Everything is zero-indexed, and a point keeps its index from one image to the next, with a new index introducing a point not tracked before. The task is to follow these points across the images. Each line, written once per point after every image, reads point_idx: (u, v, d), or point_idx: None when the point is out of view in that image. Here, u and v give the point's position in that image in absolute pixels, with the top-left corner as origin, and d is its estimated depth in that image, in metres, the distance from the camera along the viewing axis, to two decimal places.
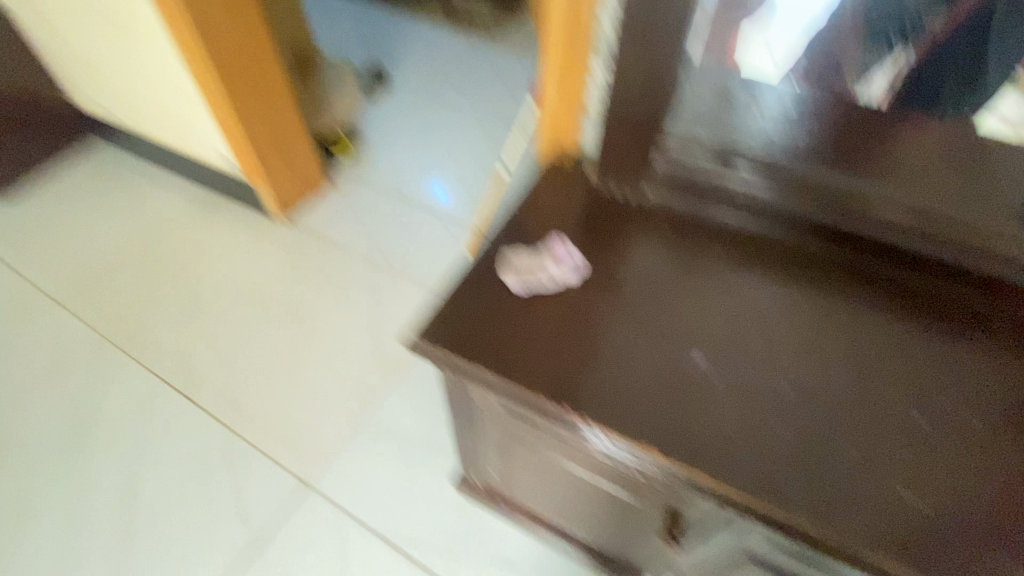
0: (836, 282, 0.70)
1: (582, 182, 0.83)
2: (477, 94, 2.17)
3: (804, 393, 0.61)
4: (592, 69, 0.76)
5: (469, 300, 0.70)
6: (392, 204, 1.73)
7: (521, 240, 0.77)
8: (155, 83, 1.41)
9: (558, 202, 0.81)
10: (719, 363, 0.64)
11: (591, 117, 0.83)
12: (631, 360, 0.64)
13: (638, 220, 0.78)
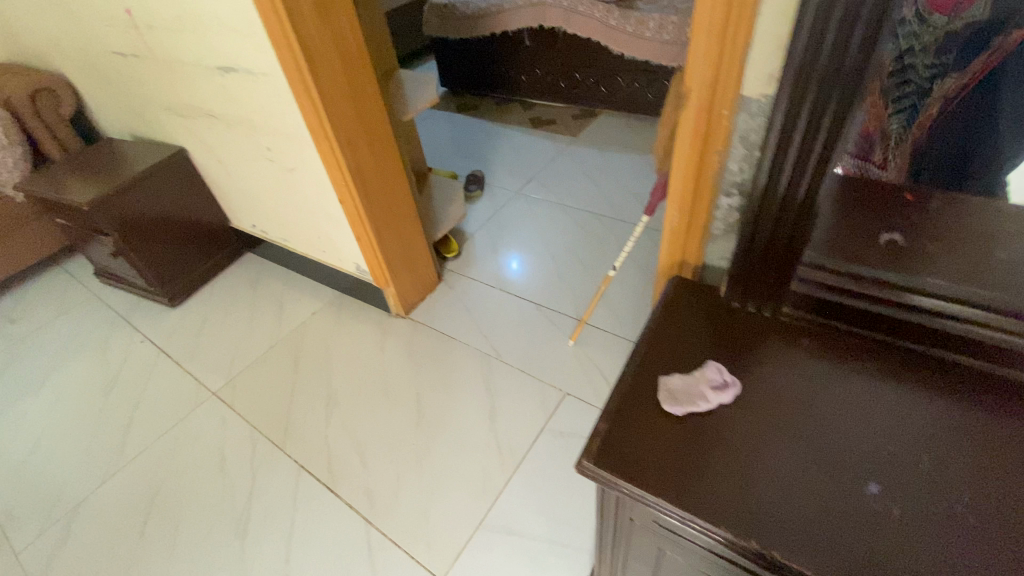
0: (1006, 401, 0.66)
1: (709, 295, 0.87)
2: (568, 193, 2.37)
3: (1000, 528, 0.57)
4: (719, 203, 0.84)
5: (623, 419, 0.72)
6: (497, 298, 1.88)
7: (664, 356, 0.79)
8: (306, 207, 1.67)
9: (690, 316, 0.85)
10: (889, 488, 0.61)
11: (716, 240, 0.90)
12: (790, 482, 0.63)
13: (772, 333, 0.80)
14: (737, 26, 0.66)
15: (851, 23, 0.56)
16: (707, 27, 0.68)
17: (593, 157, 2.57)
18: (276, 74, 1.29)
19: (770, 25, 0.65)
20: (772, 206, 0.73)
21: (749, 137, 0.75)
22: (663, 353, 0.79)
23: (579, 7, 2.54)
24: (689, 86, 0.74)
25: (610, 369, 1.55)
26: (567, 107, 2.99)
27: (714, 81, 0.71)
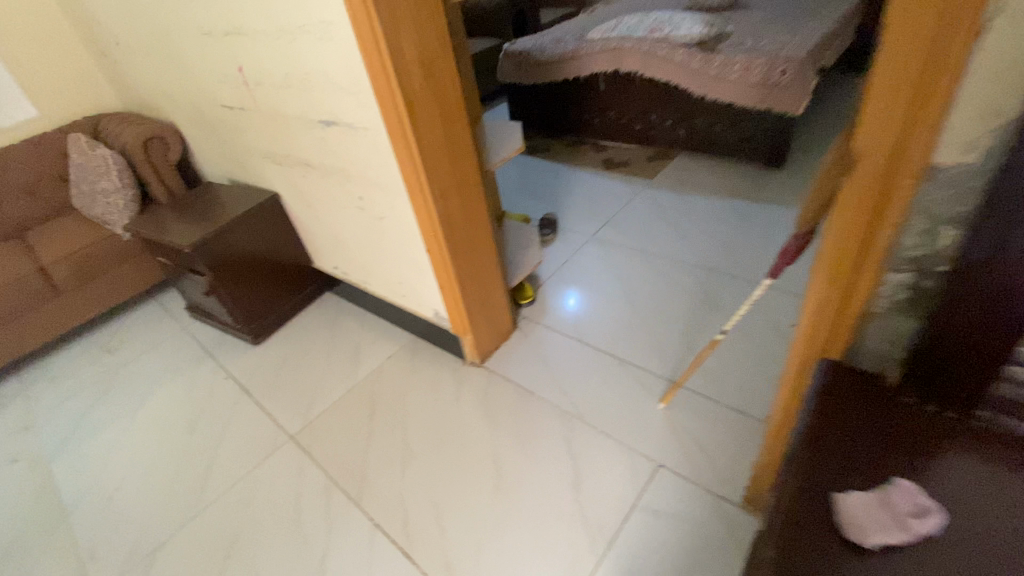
0: None
1: (875, 385, 0.75)
2: (647, 236, 2.28)
3: None
4: (885, 277, 0.73)
5: (792, 546, 0.61)
6: (576, 349, 1.79)
7: (831, 459, 0.68)
8: (391, 254, 1.67)
9: (855, 410, 0.73)
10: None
11: (875, 316, 0.78)
12: None
13: (969, 442, 0.66)
14: (933, 88, 0.57)
15: None
16: (890, 90, 0.60)
17: (672, 201, 2.47)
18: (377, 128, 1.30)
19: (979, 87, 0.55)
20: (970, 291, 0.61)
21: (930, 209, 0.65)
22: (830, 454, 0.68)
23: (659, 51, 2.50)
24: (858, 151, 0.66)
25: (707, 437, 1.40)
26: (642, 150, 2.91)
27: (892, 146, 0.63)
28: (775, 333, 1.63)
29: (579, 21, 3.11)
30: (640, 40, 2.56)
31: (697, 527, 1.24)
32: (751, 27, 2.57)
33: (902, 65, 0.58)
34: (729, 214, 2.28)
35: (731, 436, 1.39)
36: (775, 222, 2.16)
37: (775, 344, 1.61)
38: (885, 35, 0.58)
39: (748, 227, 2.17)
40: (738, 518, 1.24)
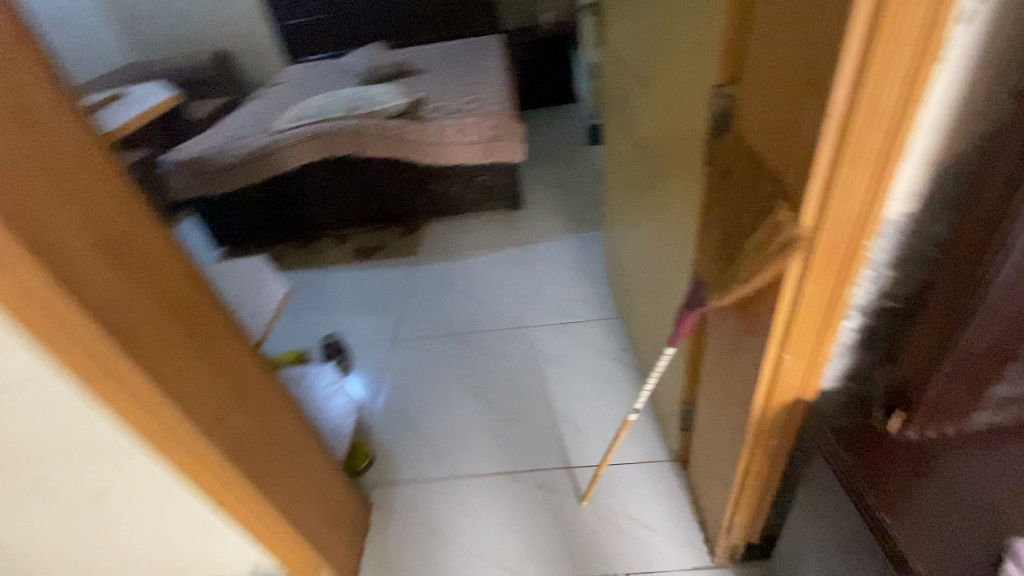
0: None
1: (877, 436, 0.66)
2: (445, 311, 2.04)
3: None
4: (841, 329, 0.65)
5: None
6: (455, 488, 1.44)
7: (933, 551, 0.55)
8: (137, 535, 0.99)
9: (882, 473, 0.62)
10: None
11: (831, 358, 0.70)
12: None
13: (991, 453, 0.61)
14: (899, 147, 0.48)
15: None
16: (853, 162, 0.49)
17: (447, 269, 2.28)
18: (34, 380, 0.70)
19: (920, 145, 0.49)
20: (968, 341, 0.54)
21: (882, 260, 0.59)
22: (923, 541, 0.56)
23: (368, 128, 2.27)
24: (817, 225, 0.55)
25: (644, 513, 1.28)
26: (387, 227, 2.64)
27: (855, 212, 0.53)
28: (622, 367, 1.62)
29: (252, 110, 2.63)
30: (340, 119, 2.30)
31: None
32: (437, 83, 2.56)
33: (866, 132, 0.47)
34: (508, 262, 2.21)
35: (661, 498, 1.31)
36: (551, 254, 2.18)
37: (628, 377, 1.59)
38: (834, 104, 0.47)
39: (532, 268, 2.13)
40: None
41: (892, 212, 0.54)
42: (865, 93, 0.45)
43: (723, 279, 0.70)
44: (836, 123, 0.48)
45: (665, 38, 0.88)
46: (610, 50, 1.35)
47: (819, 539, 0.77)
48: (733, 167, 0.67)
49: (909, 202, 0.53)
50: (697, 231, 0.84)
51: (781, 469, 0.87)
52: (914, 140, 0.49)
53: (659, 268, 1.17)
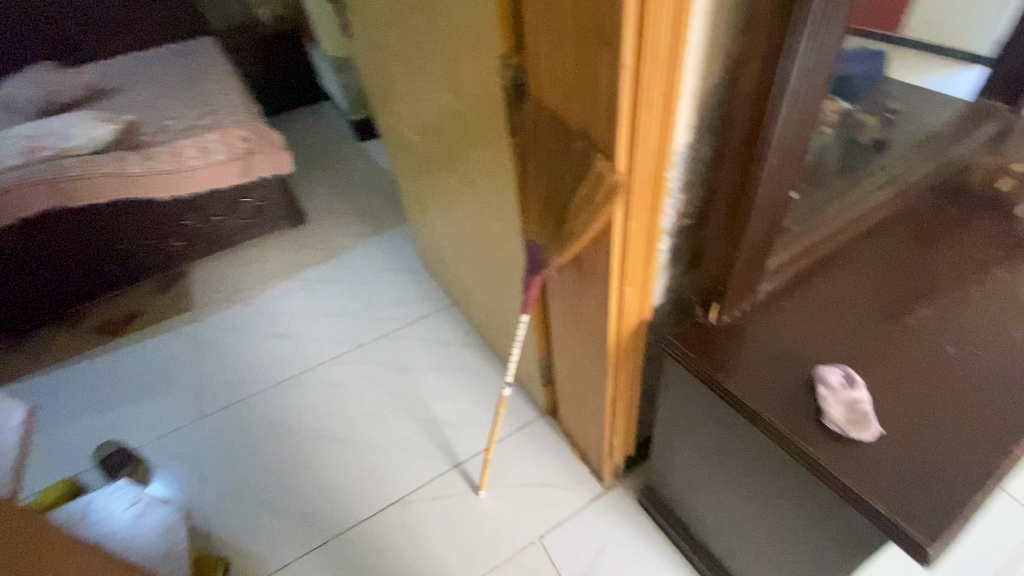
0: (892, 235, 0.86)
1: (706, 328, 0.79)
2: (254, 359, 1.67)
3: (993, 301, 0.74)
4: (660, 252, 0.75)
5: (855, 475, 0.59)
6: (341, 545, 1.22)
7: (773, 400, 0.68)
8: None
9: (720, 356, 0.75)
10: (968, 344, 0.69)
11: (657, 279, 0.80)
12: (949, 387, 0.64)
13: (779, 311, 0.78)
14: (676, 84, 0.56)
15: (817, 25, 0.50)
16: (646, 104, 0.55)
17: (238, 315, 1.83)
18: None
19: (686, 82, 0.58)
20: (751, 231, 0.67)
21: (678, 184, 0.68)
22: (764, 396, 0.69)
23: (51, 174, 1.61)
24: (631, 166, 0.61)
25: (536, 473, 1.25)
26: (134, 291, 1.97)
27: (656, 148, 0.60)
28: (474, 346, 1.56)
29: None
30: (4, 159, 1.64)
31: (614, 547, 1.12)
32: (146, 99, 2.03)
33: (651, 74, 0.53)
34: (314, 283, 1.89)
35: (545, 451, 1.29)
36: (361, 261, 1.93)
37: (481, 353, 1.54)
38: (624, 52, 0.51)
39: (347, 287, 1.85)
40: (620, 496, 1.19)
41: (679, 142, 0.63)
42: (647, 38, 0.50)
43: (559, 237, 0.74)
44: (630, 66, 0.52)
45: (426, 13, 0.85)
46: (362, 37, 1.27)
47: (686, 426, 0.89)
48: (539, 130, 0.70)
49: (687, 131, 0.63)
50: (517, 199, 0.86)
51: (639, 384, 0.97)
52: (684, 79, 0.57)
53: (483, 242, 1.17)
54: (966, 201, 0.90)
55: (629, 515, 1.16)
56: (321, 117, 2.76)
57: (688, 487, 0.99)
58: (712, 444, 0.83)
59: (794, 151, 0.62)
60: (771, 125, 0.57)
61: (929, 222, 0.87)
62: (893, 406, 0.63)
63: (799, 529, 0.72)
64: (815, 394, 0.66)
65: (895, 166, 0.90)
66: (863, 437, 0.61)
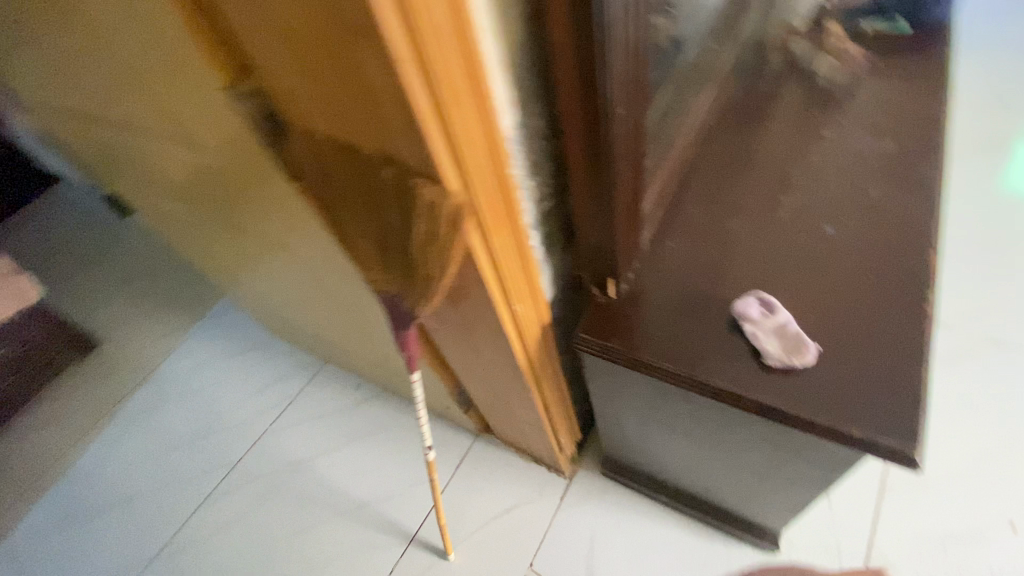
0: (731, 130, 0.84)
1: (610, 304, 0.69)
2: (105, 543, 1.29)
3: (835, 165, 0.76)
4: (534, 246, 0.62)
5: (815, 403, 0.55)
6: None
7: (707, 353, 0.61)
8: None
9: (636, 329, 0.66)
10: (839, 218, 0.69)
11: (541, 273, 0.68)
12: (845, 269, 0.64)
13: (668, 253, 0.71)
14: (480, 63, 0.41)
15: None
16: (454, 99, 0.40)
17: (56, 501, 1.37)
18: None
19: (489, 51, 0.43)
20: (619, 193, 0.58)
21: (524, 170, 0.55)
22: (697, 353, 0.62)
23: None
24: (466, 176, 0.45)
25: (496, 502, 1.14)
26: None
27: (487, 144, 0.46)
28: (373, 400, 1.36)
29: None
30: None
31: (602, 534, 1.07)
32: None
33: (445, 62, 0.38)
34: (143, 413, 1.49)
35: (496, 474, 1.17)
36: (194, 360, 1.57)
37: (384, 403, 1.34)
38: (397, 51, 0.35)
39: (192, 400, 1.48)
40: (585, 479, 1.13)
41: (508, 123, 0.50)
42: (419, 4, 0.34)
43: (414, 285, 0.57)
44: (411, 60, 0.36)
45: (94, 49, 0.58)
46: (34, 101, 0.90)
47: (626, 404, 0.81)
48: (325, 167, 0.51)
49: (512, 106, 0.49)
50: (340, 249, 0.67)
51: (563, 379, 0.87)
52: (483, 47, 0.43)
53: (325, 298, 0.95)
54: (775, 74, 0.90)
55: (601, 494, 1.11)
56: (57, 205, 2.11)
57: (645, 448, 0.94)
58: (659, 411, 0.77)
59: (634, 87, 0.52)
60: (606, 70, 0.45)
61: (753, 105, 0.87)
62: (815, 314, 0.60)
63: (770, 458, 0.70)
64: (741, 334, 0.61)
65: (716, 57, 0.86)
66: (805, 364, 0.57)
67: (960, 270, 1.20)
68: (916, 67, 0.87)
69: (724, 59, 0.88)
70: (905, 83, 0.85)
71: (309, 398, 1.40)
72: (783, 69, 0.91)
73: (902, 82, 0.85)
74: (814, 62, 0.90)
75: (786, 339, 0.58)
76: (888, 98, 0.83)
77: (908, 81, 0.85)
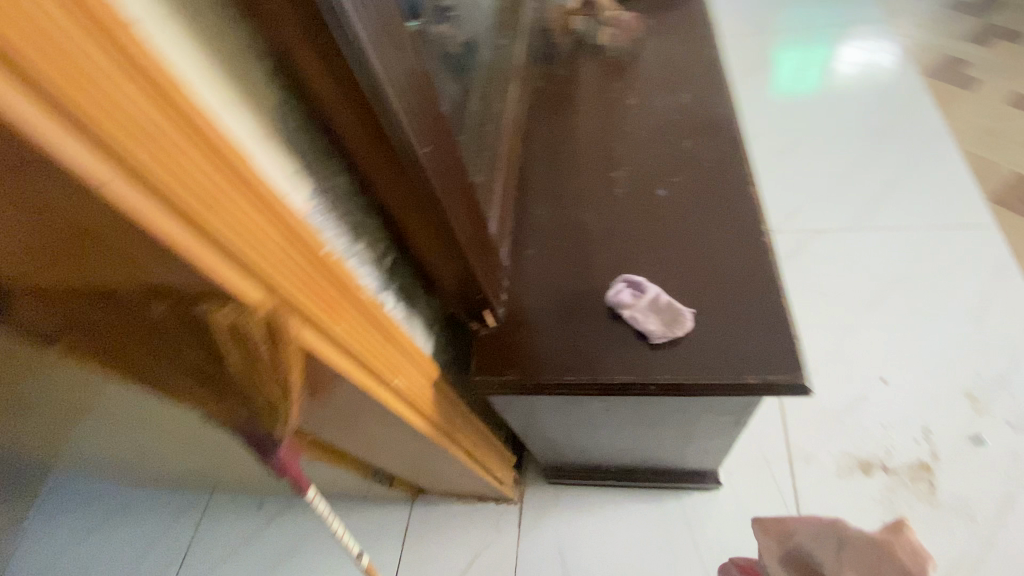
0: (548, 123, 0.83)
1: (494, 335, 0.64)
2: None
3: (648, 128, 0.78)
4: (391, 310, 0.55)
5: (709, 364, 0.55)
6: None
7: (600, 352, 0.59)
8: None
9: (528, 351, 0.62)
10: (669, 177, 0.71)
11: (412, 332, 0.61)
12: (689, 225, 0.66)
13: (529, 264, 0.68)
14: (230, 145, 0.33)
15: None
16: (213, 201, 0.31)
17: None
18: None
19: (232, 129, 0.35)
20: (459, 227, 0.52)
21: (344, 240, 0.47)
22: (592, 355, 0.59)
23: None
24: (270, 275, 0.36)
25: (456, 561, 1.05)
26: None
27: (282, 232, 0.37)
28: (285, 512, 1.18)
29: None
30: None
31: (570, 543, 1.02)
32: None
33: (180, 163, 0.29)
34: None
35: (446, 532, 1.08)
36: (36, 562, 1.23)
37: (299, 510, 1.17)
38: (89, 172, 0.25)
39: None
40: (535, 496, 1.08)
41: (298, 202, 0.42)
42: (101, 81, 0.24)
43: (263, 414, 0.46)
44: (122, 177, 0.26)
45: None
46: None
47: (544, 421, 0.78)
48: (80, 320, 0.39)
49: (296, 181, 0.42)
50: (157, 394, 0.53)
51: (477, 419, 0.81)
52: (223, 126, 0.34)
53: (171, 446, 0.77)
54: (569, 58, 0.92)
55: (555, 504, 1.07)
56: None
57: (578, 449, 0.92)
58: (577, 417, 0.75)
59: (432, 113, 0.47)
60: (390, 108, 0.40)
61: (557, 91, 0.88)
62: (678, 278, 0.62)
63: (691, 420, 0.70)
64: (622, 321, 0.60)
65: (511, 56, 0.85)
66: (685, 332, 0.57)
67: (771, 183, 1.37)
68: (682, 20, 0.94)
69: (518, 55, 0.88)
70: (678, 36, 0.91)
71: (207, 542, 1.18)
72: (573, 51, 0.94)
73: (676, 36, 0.91)
74: (597, 36, 0.93)
75: (658, 308, 0.59)
76: (670, 55, 0.88)
77: (680, 34, 0.92)
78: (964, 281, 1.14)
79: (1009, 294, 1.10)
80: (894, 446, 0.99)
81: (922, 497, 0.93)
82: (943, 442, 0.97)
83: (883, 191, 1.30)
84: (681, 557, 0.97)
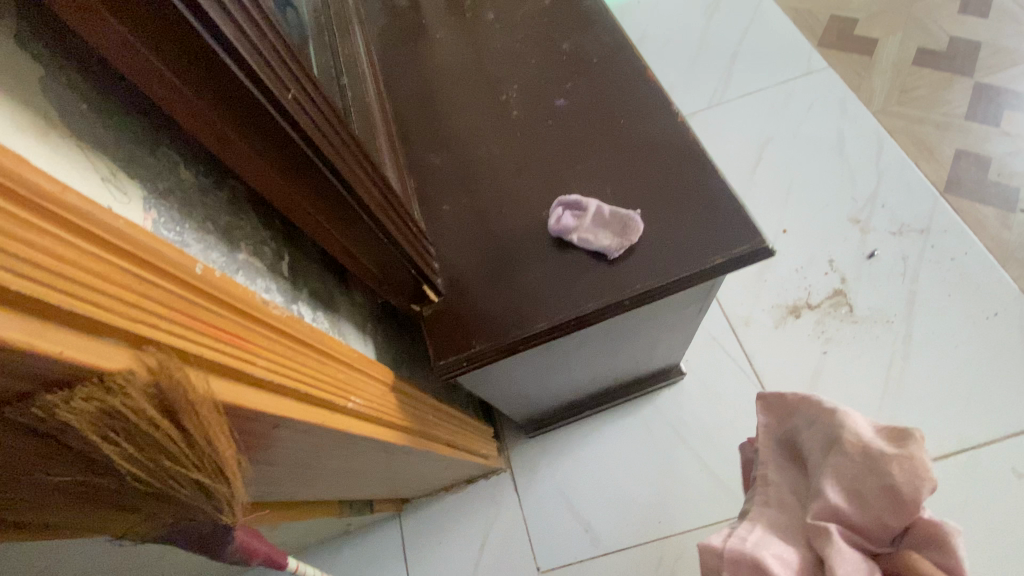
0: (408, 64, 0.73)
1: (440, 308, 0.55)
2: None
3: (519, 38, 0.70)
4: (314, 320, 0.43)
5: (673, 259, 0.52)
6: None
7: (561, 285, 0.53)
8: None
9: (485, 312, 0.54)
10: (561, 83, 0.65)
11: (346, 338, 0.50)
12: (599, 127, 0.61)
13: (449, 221, 0.59)
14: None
15: None
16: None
17: None
18: None
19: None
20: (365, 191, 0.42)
21: (220, 252, 0.35)
22: (555, 292, 0.53)
23: None
24: (131, 319, 0.24)
25: (467, 550, 0.99)
26: None
27: (126, 249, 0.24)
28: None
29: None
30: None
31: (570, 485, 1.01)
32: None
33: None
34: None
35: (446, 528, 1.02)
36: None
37: None
38: None
39: None
40: (521, 456, 1.04)
41: (132, 212, 0.29)
42: None
43: (196, 508, 0.34)
44: None
45: None
46: None
47: (515, 380, 0.72)
48: None
49: (117, 182, 0.28)
50: (27, 540, 0.39)
51: (446, 405, 0.73)
52: None
53: None
54: None
55: (543, 454, 1.04)
56: None
57: (553, 393, 0.88)
58: (552, 363, 0.69)
59: (286, 51, 0.35)
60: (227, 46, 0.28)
61: (405, 26, 0.76)
62: (610, 183, 0.57)
63: (660, 323, 0.68)
64: (571, 247, 0.55)
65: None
66: (639, 237, 0.53)
67: None
68: None
69: None
70: None
71: None
72: None
73: None
74: None
75: (604, 222, 0.54)
76: None
77: None
78: (821, 121, 1.25)
79: (856, 123, 1.23)
80: (811, 285, 1.08)
81: (845, 319, 1.04)
82: (846, 267, 1.08)
83: (732, 61, 1.37)
84: (674, 455, 0.99)
